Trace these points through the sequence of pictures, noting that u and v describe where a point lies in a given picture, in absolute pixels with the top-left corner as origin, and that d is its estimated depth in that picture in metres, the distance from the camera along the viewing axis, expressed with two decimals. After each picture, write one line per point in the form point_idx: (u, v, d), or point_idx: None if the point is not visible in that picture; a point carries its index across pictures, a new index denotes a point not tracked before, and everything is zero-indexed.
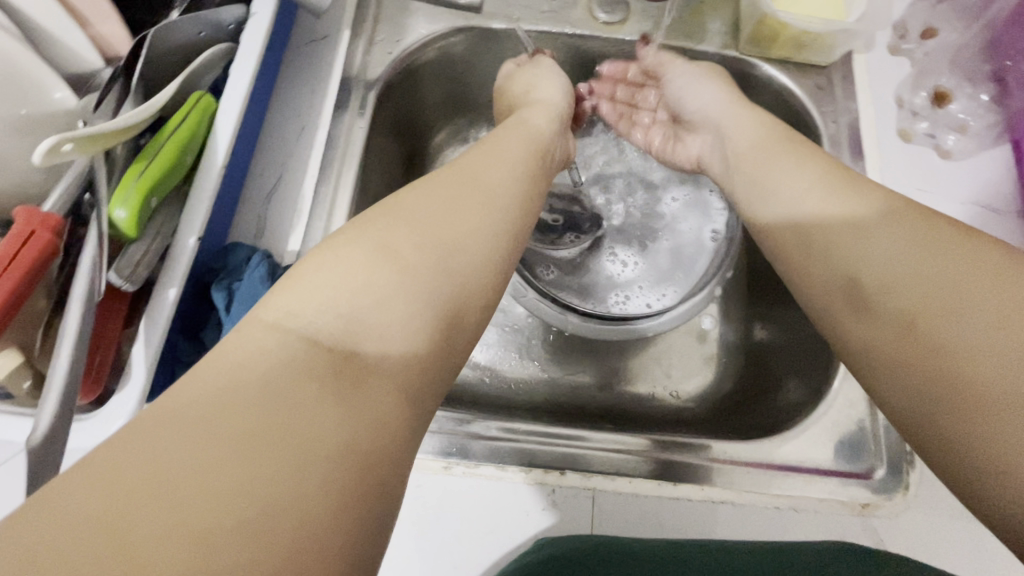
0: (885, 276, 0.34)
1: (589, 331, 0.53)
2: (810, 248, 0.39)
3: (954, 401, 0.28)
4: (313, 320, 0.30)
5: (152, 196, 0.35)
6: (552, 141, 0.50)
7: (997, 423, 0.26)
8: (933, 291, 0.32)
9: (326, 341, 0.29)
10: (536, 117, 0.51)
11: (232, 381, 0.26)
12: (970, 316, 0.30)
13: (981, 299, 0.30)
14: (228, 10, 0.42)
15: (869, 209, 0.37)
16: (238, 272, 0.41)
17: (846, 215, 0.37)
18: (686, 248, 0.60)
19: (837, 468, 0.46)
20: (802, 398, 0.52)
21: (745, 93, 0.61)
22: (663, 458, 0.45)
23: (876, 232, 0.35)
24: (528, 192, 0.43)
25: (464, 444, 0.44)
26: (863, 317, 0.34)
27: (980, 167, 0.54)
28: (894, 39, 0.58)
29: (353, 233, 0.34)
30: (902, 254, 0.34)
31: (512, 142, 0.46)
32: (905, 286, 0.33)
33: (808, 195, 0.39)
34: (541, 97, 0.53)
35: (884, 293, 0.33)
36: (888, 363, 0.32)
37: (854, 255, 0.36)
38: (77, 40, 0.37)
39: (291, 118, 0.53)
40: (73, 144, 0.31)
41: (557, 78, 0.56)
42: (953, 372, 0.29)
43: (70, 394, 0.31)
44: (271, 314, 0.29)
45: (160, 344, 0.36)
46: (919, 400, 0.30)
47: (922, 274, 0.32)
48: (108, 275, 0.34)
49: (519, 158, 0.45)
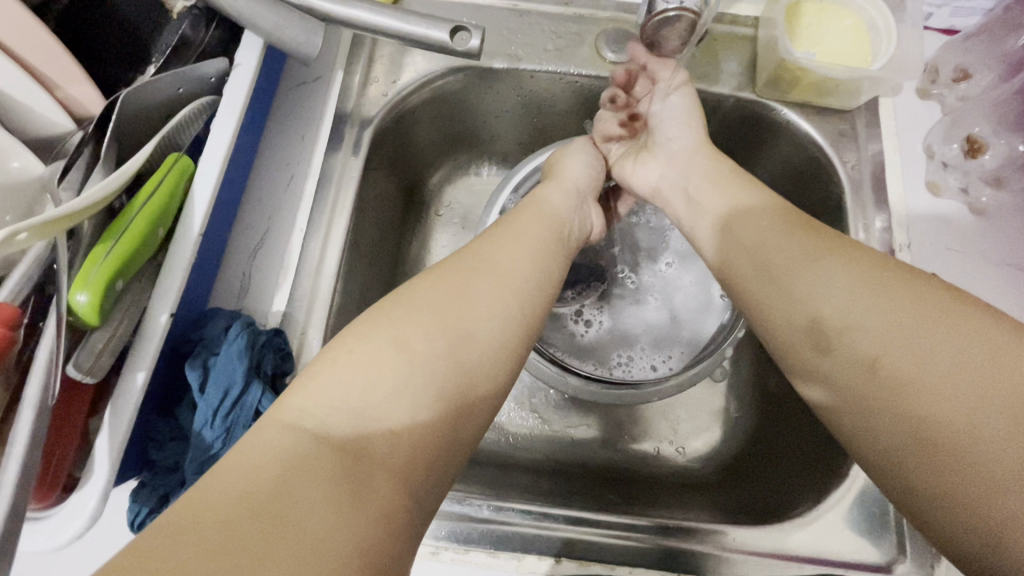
0: (872, 334, 0.30)
1: (590, 395, 0.50)
2: (794, 300, 0.35)
3: (940, 491, 0.27)
4: (325, 416, 0.29)
5: (118, 277, 0.33)
6: (569, 218, 0.47)
7: (993, 528, 0.25)
8: (924, 362, 0.28)
9: (337, 437, 0.28)
10: (552, 194, 0.48)
11: (183, 521, 0.24)
12: (970, 401, 0.27)
13: (981, 382, 0.27)
14: (210, 63, 0.40)
15: (862, 272, 0.33)
16: (215, 344, 0.39)
17: (842, 266, 0.33)
18: (690, 302, 0.56)
19: (853, 559, 0.42)
20: (821, 475, 0.48)
21: (761, 136, 0.57)
22: (668, 546, 0.42)
23: (863, 295, 0.31)
24: (537, 276, 0.40)
25: (455, 527, 0.41)
26: (834, 360, 0.32)
27: (1016, 224, 0.50)
28: (925, 82, 0.54)
29: (341, 347, 0.32)
30: (901, 323, 0.30)
31: (535, 226, 0.44)
32: (902, 357, 0.29)
33: (801, 259, 0.35)
34: (567, 174, 0.51)
35: (866, 348, 0.30)
36: (869, 428, 0.30)
37: (849, 313, 0.31)
38: (44, 104, 0.35)
39: (280, 165, 0.50)
40: (28, 232, 0.29)
41: (586, 155, 0.54)
42: (943, 462, 0.27)
43: (20, 504, 0.28)
44: (291, 414, 0.29)
45: (127, 433, 0.33)
46: (896, 470, 0.29)
47: (915, 341, 0.29)
48: (66, 370, 0.31)
49: (537, 243, 0.42)
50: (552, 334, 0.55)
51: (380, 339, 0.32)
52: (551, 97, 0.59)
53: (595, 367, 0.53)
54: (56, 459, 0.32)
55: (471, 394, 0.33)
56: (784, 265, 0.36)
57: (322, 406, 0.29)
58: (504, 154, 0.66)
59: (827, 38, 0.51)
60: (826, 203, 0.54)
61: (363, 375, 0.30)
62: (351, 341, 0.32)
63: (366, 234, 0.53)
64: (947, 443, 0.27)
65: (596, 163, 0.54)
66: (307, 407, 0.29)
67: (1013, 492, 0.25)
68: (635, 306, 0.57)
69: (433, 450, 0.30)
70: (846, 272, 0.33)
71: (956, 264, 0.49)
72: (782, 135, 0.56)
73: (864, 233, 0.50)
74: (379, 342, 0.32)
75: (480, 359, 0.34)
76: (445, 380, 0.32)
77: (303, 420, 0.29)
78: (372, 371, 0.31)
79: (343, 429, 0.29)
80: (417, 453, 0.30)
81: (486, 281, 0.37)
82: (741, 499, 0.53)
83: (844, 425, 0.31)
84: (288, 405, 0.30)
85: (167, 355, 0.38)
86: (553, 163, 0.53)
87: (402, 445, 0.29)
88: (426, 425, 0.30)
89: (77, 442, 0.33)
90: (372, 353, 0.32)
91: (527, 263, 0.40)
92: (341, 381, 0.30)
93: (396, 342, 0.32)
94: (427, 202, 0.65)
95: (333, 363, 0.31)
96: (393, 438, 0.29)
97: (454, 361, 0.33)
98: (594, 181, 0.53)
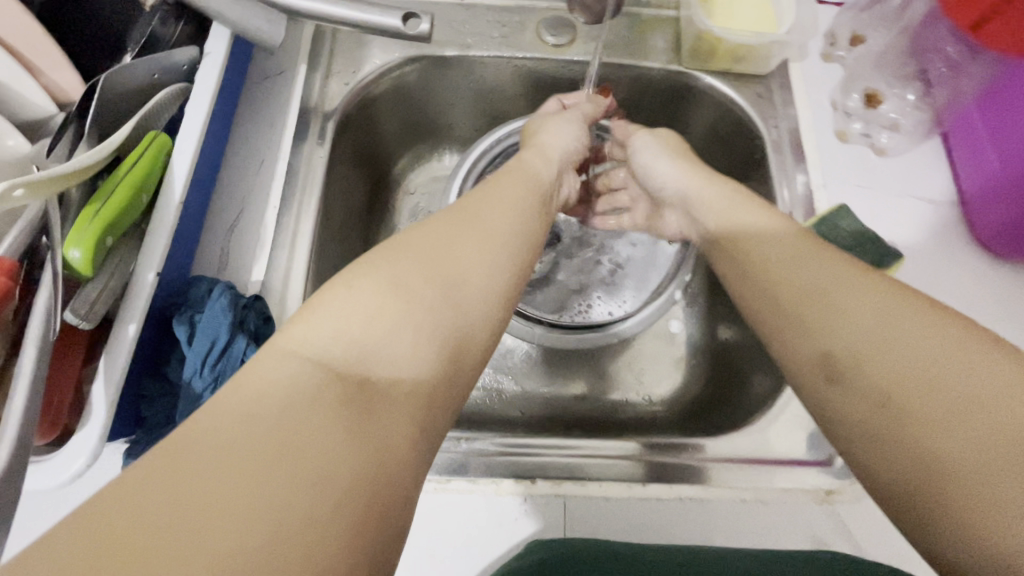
0: (875, 363, 0.31)
1: (555, 341, 0.54)
2: (753, 274, 0.41)
3: (946, 523, 0.27)
4: (325, 348, 0.30)
5: (107, 235, 0.36)
6: (549, 186, 0.49)
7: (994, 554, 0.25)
8: (927, 395, 0.29)
9: (337, 366, 0.30)
10: (531, 158, 0.50)
11: None
12: (966, 435, 0.27)
13: (981, 423, 0.27)
14: (181, 52, 0.44)
15: (877, 293, 0.34)
16: (200, 304, 0.42)
17: (785, 244, 0.39)
18: (640, 257, 0.63)
19: (801, 459, 0.47)
20: (769, 390, 0.53)
21: (689, 104, 0.64)
22: (655, 459, 0.46)
23: (878, 332, 0.32)
24: (521, 217, 0.42)
25: (437, 461, 0.45)
26: (847, 397, 0.32)
27: (915, 163, 0.57)
28: (826, 47, 0.61)
29: (338, 287, 0.33)
30: (880, 329, 0.32)
31: (513, 190, 0.45)
32: (881, 364, 0.31)
33: (782, 255, 0.39)
34: (547, 142, 0.52)
35: (870, 378, 0.31)
36: (874, 455, 0.30)
37: (835, 330, 0.34)
38: (31, 89, 0.38)
39: (252, 151, 0.54)
40: (24, 189, 0.32)
41: (571, 126, 0.55)
42: (948, 488, 0.27)
43: (26, 435, 0.30)
44: (285, 340, 0.30)
45: (121, 380, 0.36)
46: (902, 504, 0.29)
47: (930, 377, 0.29)
48: (64, 315, 0.34)
49: (514, 192, 0.44)
50: None
51: (377, 283, 0.33)
52: (501, 82, 0.64)
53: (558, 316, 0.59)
54: (57, 401, 0.35)
55: (459, 337, 0.34)
56: (800, 304, 0.37)
57: (323, 339, 0.30)
58: (463, 140, 0.71)
59: (739, 13, 0.58)
60: (753, 155, 0.61)
61: (343, 299, 0.32)
62: (349, 284, 0.33)
63: (335, 213, 0.57)
64: (952, 473, 0.27)
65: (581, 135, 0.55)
66: (302, 339, 0.30)
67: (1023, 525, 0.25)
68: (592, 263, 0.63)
69: (427, 387, 0.32)
70: (858, 300, 0.34)
71: (866, 199, 0.55)
72: (708, 101, 0.62)
73: (787, 185, 0.56)
74: (376, 285, 0.33)
75: (468, 311, 0.35)
76: (441, 325, 0.33)
77: (305, 338, 0.30)
78: (351, 292, 0.33)
79: (341, 360, 0.30)
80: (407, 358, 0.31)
81: (472, 238, 0.38)
82: (701, 423, 0.58)
83: (844, 439, 0.32)
84: (289, 334, 0.31)
85: (154, 317, 0.41)
86: (534, 133, 0.54)
87: (397, 379, 0.31)
88: (416, 371, 0.31)
89: (74, 390, 0.36)
90: (366, 293, 0.33)
91: (506, 218, 0.41)
92: (336, 320, 0.31)
93: (392, 287, 0.33)
94: (393, 188, 0.69)
95: (330, 303, 0.32)
96: (378, 350, 0.31)
97: (444, 306, 0.34)
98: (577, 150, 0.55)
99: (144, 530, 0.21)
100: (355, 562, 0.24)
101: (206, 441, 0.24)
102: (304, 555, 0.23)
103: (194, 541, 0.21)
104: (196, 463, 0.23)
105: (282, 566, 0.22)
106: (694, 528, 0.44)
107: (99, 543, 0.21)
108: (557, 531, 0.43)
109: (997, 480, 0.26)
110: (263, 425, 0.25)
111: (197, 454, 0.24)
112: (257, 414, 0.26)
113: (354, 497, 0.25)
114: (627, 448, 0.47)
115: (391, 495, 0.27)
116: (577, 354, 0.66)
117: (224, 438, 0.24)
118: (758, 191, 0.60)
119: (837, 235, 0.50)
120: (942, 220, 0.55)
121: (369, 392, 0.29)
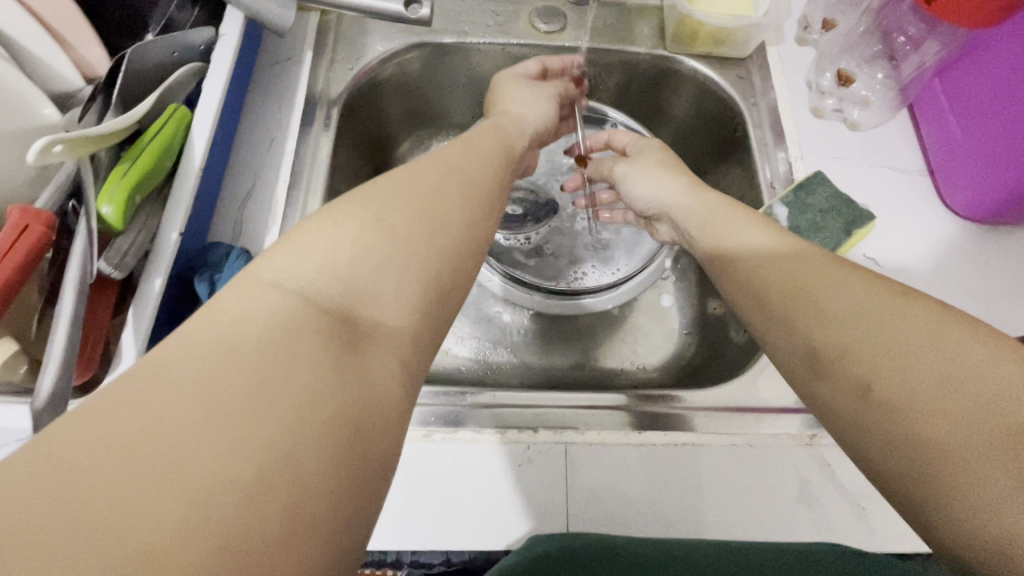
0: (854, 352, 0.32)
1: (550, 306, 0.66)
2: (725, 235, 0.44)
3: (937, 507, 0.27)
4: (311, 278, 0.30)
5: (135, 194, 0.39)
6: (516, 138, 0.52)
7: (994, 543, 0.25)
8: (905, 379, 0.30)
9: (325, 302, 0.29)
10: (510, 125, 0.53)
11: None
12: (946, 417, 0.28)
13: (958, 403, 0.28)
14: (198, 32, 0.47)
15: (840, 271, 0.36)
16: (218, 266, 0.44)
17: (749, 229, 0.43)
18: (627, 232, 0.70)
19: (791, 408, 0.49)
20: (748, 342, 0.58)
21: (674, 86, 0.68)
22: (643, 409, 0.49)
23: (853, 317, 0.34)
24: (502, 183, 0.45)
25: (442, 413, 0.48)
26: (831, 387, 0.33)
27: (887, 136, 0.61)
28: (800, 31, 0.65)
29: (324, 220, 0.33)
30: (858, 312, 0.34)
31: (493, 147, 0.47)
32: (857, 353, 0.32)
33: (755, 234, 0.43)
34: (521, 112, 0.55)
35: (854, 369, 0.32)
36: (870, 447, 0.30)
37: (820, 313, 0.35)
38: (61, 62, 0.42)
39: (262, 131, 0.56)
40: (63, 145, 0.35)
41: (541, 96, 0.57)
42: (942, 479, 0.27)
43: (68, 368, 0.33)
44: (269, 273, 0.29)
45: (148, 330, 0.38)
46: (896, 490, 0.29)
47: (908, 368, 0.30)
48: (98, 264, 0.36)
49: (499, 157, 0.47)
50: (517, 260, 0.69)
51: (365, 219, 0.33)
52: (497, 70, 0.68)
53: (555, 282, 0.67)
54: (92, 344, 0.38)
55: (445, 280, 0.34)
56: (781, 297, 0.37)
57: (308, 269, 0.30)
58: (460, 126, 0.74)
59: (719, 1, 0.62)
60: (735, 134, 0.64)
61: (332, 230, 0.32)
62: (336, 217, 0.33)
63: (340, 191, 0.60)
64: (943, 461, 0.27)
65: (550, 106, 0.57)
66: (283, 270, 0.30)
67: (1011, 508, 0.25)
68: (584, 237, 0.70)
69: (413, 329, 0.32)
70: (839, 291, 0.35)
71: (841, 170, 0.59)
72: (692, 83, 0.66)
73: (768, 162, 0.60)
74: (365, 220, 0.33)
75: (451, 255, 0.35)
76: (422, 270, 0.33)
77: (284, 278, 0.29)
78: (348, 220, 0.33)
79: (346, 282, 0.30)
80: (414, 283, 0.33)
81: (457, 190, 0.39)
82: (689, 374, 0.64)
83: (843, 434, 0.32)
84: (271, 263, 0.30)
85: (176, 277, 0.44)
86: (506, 100, 0.56)
87: (382, 320, 0.31)
88: (400, 314, 0.31)
89: (104, 340, 0.38)
90: (351, 224, 0.32)
91: (491, 176, 0.44)
92: (330, 243, 0.31)
93: (379, 223, 0.33)
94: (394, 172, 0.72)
95: (316, 233, 0.32)
96: (390, 278, 0.32)
97: (434, 250, 0.34)
98: (547, 121, 0.57)
99: (117, 456, 0.20)
100: (365, 469, 0.25)
101: (187, 366, 0.23)
102: (275, 481, 0.22)
103: (174, 469, 0.20)
104: (169, 393, 0.22)
105: (316, 464, 0.23)
106: (683, 473, 0.47)
107: (94, 440, 0.20)
108: (558, 475, 0.46)
109: (980, 459, 0.26)
110: (256, 348, 0.25)
111: (172, 378, 0.23)
112: (233, 347, 0.24)
113: (339, 435, 0.25)
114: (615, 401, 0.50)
115: (373, 430, 0.26)
116: (572, 326, 0.69)
117: (204, 363, 0.23)
118: (742, 166, 0.63)
119: (814, 198, 0.54)
120: (914, 189, 0.58)
121: (379, 313, 0.31)
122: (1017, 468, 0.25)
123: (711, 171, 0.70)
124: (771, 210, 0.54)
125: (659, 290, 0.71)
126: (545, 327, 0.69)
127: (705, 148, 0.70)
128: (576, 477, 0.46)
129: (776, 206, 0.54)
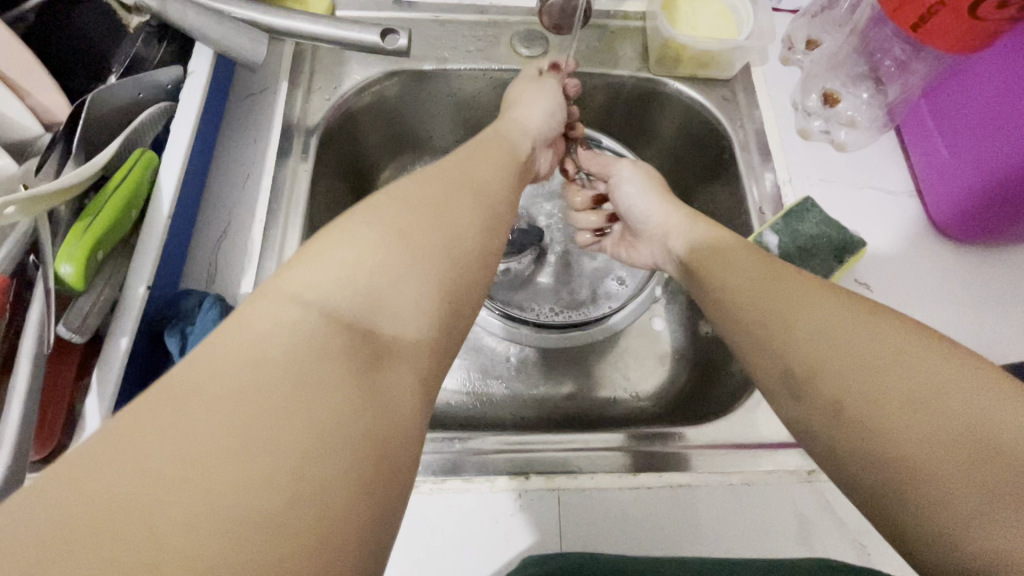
0: (832, 365, 0.31)
1: (539, 339, 0.66)
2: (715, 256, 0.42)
3: (914, 523, 0.26)
4: (331, 292, 0.28)
5: (98, 250, 0.37)
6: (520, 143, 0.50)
7: (969, 561, 0.24)
8: (876, 399, 0.28)
9: (348, 317, 0.28)
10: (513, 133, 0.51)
11: None
12: (918, 434, 0.27)
13: (929, 419, 0.27)
14: (165, 70, 0.45)
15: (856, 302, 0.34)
16: (191, 316, 0.43)
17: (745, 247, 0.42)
18: (612, 267, 0.71)
19: (782, 441, 0.48)
20: (740, 381, 0.55)
21: (658, 107, 0.67)
22: (641, 450, 0.48)
23: (824, 335, 0.32)
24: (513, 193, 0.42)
25: (432, 463, 0.46)
26: (804, 407, 0.32)
27: (875, 155, 0.60)
28: (784, 50, 0.65)
29: (339, 229, 0.31)
30: (834, 326, 0.32)
31: (505, 159, 0.45)
32: (832, 371, 0.31)
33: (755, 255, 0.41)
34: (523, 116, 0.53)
35: (828, 389, 0.30)
36: (851, 469, 0.29)
37: (799, 330, 0.33)
38: (15, 109, 0.40)
39: (236, 168, 0.55)
40: (15, 207, 0.33)
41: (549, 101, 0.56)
42: (914, 495, 0.26)
43: (24, 445, 0.31)
44: (290, 286, 0.28)
45: (115, 393, 0.36)
46: (876, 511, 0.28)
47: (871, 384, 0.29)
48: (57, 329, 0.35)
49: (507, 166, 0.44)
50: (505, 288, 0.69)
51: (383, 232, 0.31)
52: (478, 95, 0.67)
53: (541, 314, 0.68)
54: (54, 409, 0.36)
55: (451, 296, 0.32)
56: (754, 315, 0.36)
57: (329, 282, 0.28)
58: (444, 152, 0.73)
59: (702, 21, 0.61)
60: (723, 155, 0.63)
61: (343, 254, 0.30)
62: (354, 230, 0.31)
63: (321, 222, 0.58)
64: (918, 472, 0.26)
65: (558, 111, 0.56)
66: (305, 282, 0.28)
67: (983, 523, 0.24)
68: (570, 270, 0.71)
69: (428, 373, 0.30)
70: (815, 313, 0.34)
71: (829, 190, 0.58)
72: (676, 104, 0.65)
73: (755, 180, 0.59)
74: (376, 236, 0.31)
75: (463, 271, 0.33)
76: (436, 295, 0.31)
77: (304, 292, 0.28)
78: (351, 245, 0.30)
79: (347, 307, 0.28)
80: (423, 328, 0.30)
81: (473, 212, 0.36)
82: (685, 408, 0.61)
83: (820, 454, 0.31)
84: (291, 277, 0.29)
85: (146, 331, 0.42)
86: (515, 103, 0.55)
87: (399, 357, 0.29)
88: (411, 343, 0.29)
89: (67, 406, 0.36)
90: (368, 240, 0.31)
91: (501, 180, 0.41)
92: (347, 262, 0.29)
93: (395, 237, 0.31)
94: None
95: (337, 246, 0.30)
96: (396, 319, 0.29)
97: (440, 264, 0.32)
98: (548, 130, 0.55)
99: None
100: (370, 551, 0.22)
101: None
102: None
103: None
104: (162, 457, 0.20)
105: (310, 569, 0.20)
106: (679, 514, 0.45)
107: None
108: (552, 522, 0.44)
109: (950, 474, 0.25)
110: None
111: None
112: None
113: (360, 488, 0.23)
114: (614, 440, 0.48)
115: (399, 459, 0.25)
116: (563, 352, 0.67)
117: None
118: (729, 189, 0.62)
119: (804, 225, 0.52)
120: (903, 209, 0.58)
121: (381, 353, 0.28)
122: (986, 478, 0.25)
123: (698, 192, 0.69)
124: (762, 237, 0.52)
125: (651, 314, 0.70)
126: (535, 354, 0.68)
127: (692, 171, 0.69)
128: (567, 527, 0.44)
129: (765, 233, 0.53)
